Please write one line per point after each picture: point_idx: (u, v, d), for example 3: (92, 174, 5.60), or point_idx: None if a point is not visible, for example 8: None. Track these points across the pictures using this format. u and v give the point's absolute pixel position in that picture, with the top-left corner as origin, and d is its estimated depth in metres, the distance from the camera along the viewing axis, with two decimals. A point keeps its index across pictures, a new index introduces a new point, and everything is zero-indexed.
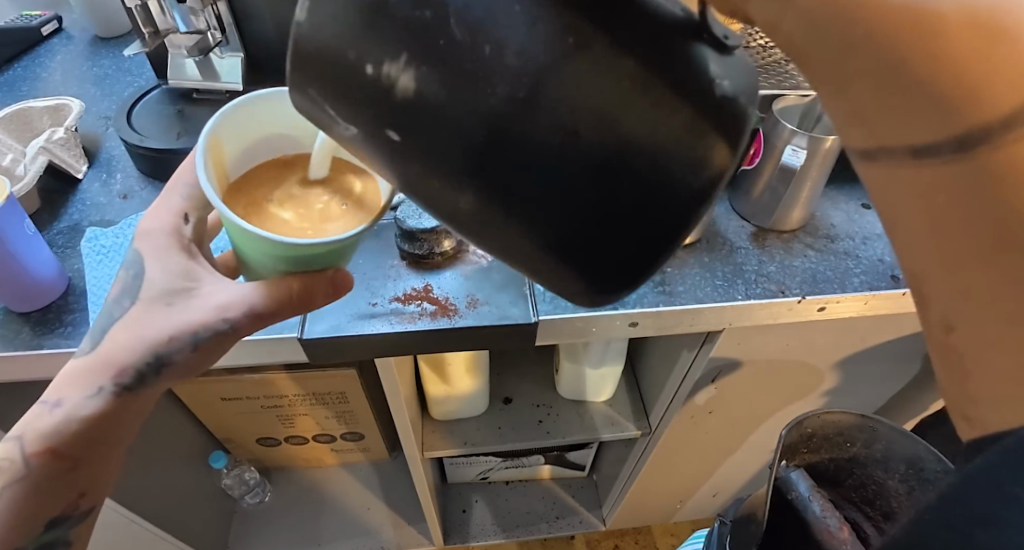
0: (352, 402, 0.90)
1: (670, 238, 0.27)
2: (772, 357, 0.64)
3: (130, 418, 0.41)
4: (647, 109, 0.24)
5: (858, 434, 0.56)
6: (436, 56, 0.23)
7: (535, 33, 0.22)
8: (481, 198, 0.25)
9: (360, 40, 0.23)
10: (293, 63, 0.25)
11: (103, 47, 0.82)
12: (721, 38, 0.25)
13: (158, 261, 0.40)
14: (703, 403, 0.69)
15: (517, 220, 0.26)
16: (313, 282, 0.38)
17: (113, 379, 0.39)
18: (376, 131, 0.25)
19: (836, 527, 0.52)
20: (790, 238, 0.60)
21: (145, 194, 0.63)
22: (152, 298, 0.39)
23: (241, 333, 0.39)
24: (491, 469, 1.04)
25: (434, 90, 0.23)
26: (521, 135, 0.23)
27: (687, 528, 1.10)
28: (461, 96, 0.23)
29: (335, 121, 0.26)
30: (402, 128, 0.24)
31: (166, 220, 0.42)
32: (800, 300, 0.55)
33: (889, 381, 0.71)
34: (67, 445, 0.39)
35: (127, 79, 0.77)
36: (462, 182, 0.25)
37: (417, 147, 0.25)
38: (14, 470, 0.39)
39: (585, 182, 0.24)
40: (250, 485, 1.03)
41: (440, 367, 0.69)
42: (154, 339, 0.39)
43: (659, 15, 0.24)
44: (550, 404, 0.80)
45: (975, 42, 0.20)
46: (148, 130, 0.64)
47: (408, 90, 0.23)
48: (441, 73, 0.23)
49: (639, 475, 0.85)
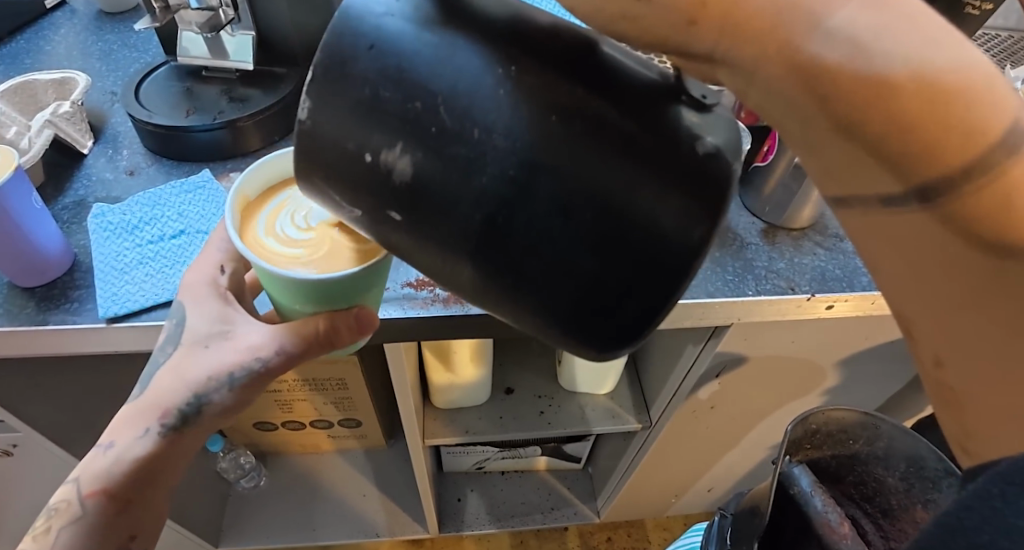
0: (351, 389, 0.89)
1: (671, 271, 0.26)
2: (776, 353, 0.64)
3: (171, 462, 0.46)
4: (627, 159, 0.25)
5: (861, 431, 0.56)
6: (428, 141, 0.26)
7: (518, 114, 0.25)
8: (483, 264, 0.27)
9: (356, 131, 0.26)
10: (299, 158, 0.28)
11: (108, 22, 0.80)
12: (698, 99, 0.27)
13: (197, 309, 0.45)
14: (705, 397, 0.70)
15: (518, 266, 0.27)
16: (339, 317, 0.40)
17: (158, 420, 0.44)
18: (382, 213, 0.28)
19: (838, 522, 0.53)
20: (800, 236, 0.60)
21: (152, 171, 0.63)
22: (193, 343, 0.44)
23: (271, 373, 0.43)
24: (487, 459, 1.05)
25: (428, 169, 0.26)
26: (513, 206, 0.26)
27: (680, 523, 1.11)
28: (456, 171, 0.26)
29: (341, 206, 0.30)
30: (401, 210, 0.27)
31: (208, 269, 0.46)
32: (810, 297, 0.55)
33: (888, 381, 0.71)
34: (118, 487, 0.45)
35: (133, 54, 0.76)
36: (465, 250, 0.27)
37: (419, 222, 0.27)
38: (71, 511, 0.45)
39: (583, 215, 0.26)
40: (246, 469, 1.03)
41: (445, 354, 0.69)
42: (195, 379, 0.44)
43: (629, 85, 0.26)
44: (552, 395, 0.80)
45: (926, 104, 0.20)
46: (157, 107, 0.64)
47: (405, 172, 0.26)
48: (436, 153, 0.26)
49: (636, 468, 0.86)
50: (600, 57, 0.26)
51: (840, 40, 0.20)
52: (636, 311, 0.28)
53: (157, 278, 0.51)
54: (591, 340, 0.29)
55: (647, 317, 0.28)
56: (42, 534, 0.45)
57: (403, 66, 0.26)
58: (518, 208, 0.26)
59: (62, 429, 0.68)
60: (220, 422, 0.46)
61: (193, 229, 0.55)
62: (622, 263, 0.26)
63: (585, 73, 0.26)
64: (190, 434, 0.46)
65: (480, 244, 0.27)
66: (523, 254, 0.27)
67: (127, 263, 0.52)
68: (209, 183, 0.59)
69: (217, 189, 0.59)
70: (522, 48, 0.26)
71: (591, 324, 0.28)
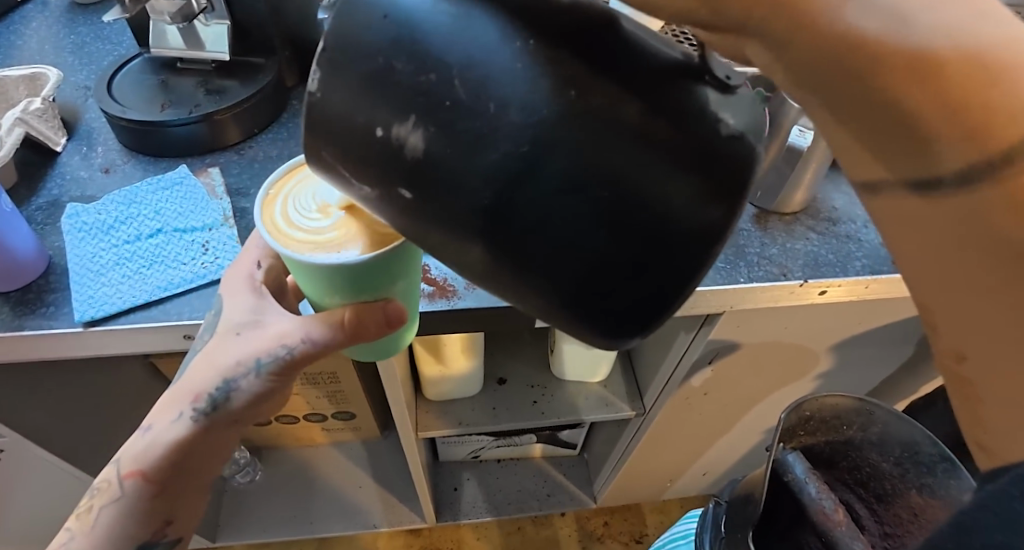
0: (344, 382, 0.89)
1: (683, 251, 0.26)
2: (769, 340, 0.63)
3: (203, 448, 0.48)
4: (645, 136, 0.24)
5: (855, 417, 0.56)
6: (441, 116, 0.24)
7: (537, 89, 0.23)
8: (495, 248, 0.26)
9: (366, 105, 0.24)
10: (306, 131, 0.26)
11: (80, 13, 0.78)
12: (722, 80, 0.25)
13: (233, 300, 0.46)
14: (698, 384, 0.69)
15: (529, 249, 0.25)
16: (366, 311, 0.40)
17: (191, 405, 0.45)
18: (391, 191, 0.26)
19: (832, 509, 0.53)
20: (792, 221, 0.59)
21: (128, 168, 0.61)
22: (226, 331, 0.46)
23: (297, 363, 0.44)
24: (483, 448, 1.04)
25: (440, 146, 0.24)
26: (526, 185, 0.24)
27: (675, 506, 1.12)
28: (468, 148, 0.24)
29: (350, 182, 0.27)
30: (412, 187, 0.25)
31: (250, 263, 0.48)
32: (802, 283, 0.55)
33: (881, 364, 0.71)
34: (155, 470, 0.47)
35: (106, 47, 0.73)
36: (476, 232, 0.25)
37: (427, 202, 0.25)
38: (117, 485, 0.48)
39: (596, 194, 0.24)
40: (241, 465, 0.99)
41: (435, 348, 0.68)
42: (225, 366, 0.45)
43: (653, 60, 0.25)
44: (545, 385, 0.80)
45: (972, 80, 0.19)
46: (131, 102, 0.62)
47: (417, 148, 0.24)
48: (450, 127, 0.24)
49: (632, 455, 0.86)
50: (624, 31, 0.25)
51: (859, 10, 0.20)
52: (647, 293, 0.27)
53: (133, 279, 0.50)
54: (600, 326, 0.28)
55: (661, 298, 0.27)
56: (88, 508, 0.48)
57: (419, 36, 0.24)
58: (527, 190, 0.24)
59: (48, 432, 0.67)
60: (250, 413, 0.48)
61: (171, 228, 0.53)
62: (632, 242, 0.25)
63: (601, 44, 0.24)
64: (221, 423, 0.47)
65: (491, 225, 0.25)
66: (531, 236, 0.25)
67: (104, 265, 0.50)
68: (186, 179, 0.57)
69: (195, 185, 0.57)
70: (544, 20, 0.24)
71: (600, 307, 0.27)
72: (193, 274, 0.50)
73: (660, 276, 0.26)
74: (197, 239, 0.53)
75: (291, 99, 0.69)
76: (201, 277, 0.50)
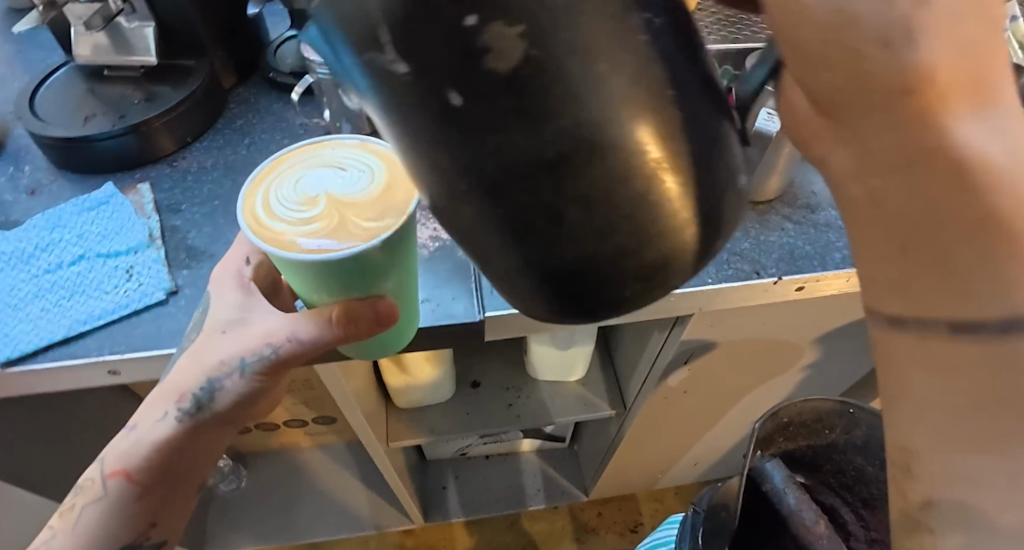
0: (318, 389, 0.86)
1: (669, 276, 0.23)
2: (747, 337, 0.59)
3: (193, 445, 0.47)
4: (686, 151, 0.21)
5: (837, 419, 0.52)
6: (531, 41, 0.18)
7: (628, 46, 0.19)
8: (487, 209, 0.20)
9: None
10: None
11: (9, 19, 0.73)
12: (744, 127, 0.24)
13: (220, 296, 0.43)
14: (676, 383, 0.66)
15: (526, 236, 0.20)
16: (354, 308, 0.38)
17: (176, 406, 0.44)
18: (427, 85, 0.18)
19: (813, 521, 0.49)
20: (767, 210, 0.55)
21: (56, 187, 0.57)
22: (212, 328, 0.43)
23: (283, 362, 0.41)
24: (469, 445, 1.02)
25: (500, 73, 0.18)
26: (571, 164, 0.19)
27: (670, 494, 1.09)
28: (536, 97, 0.18)
29: (365, 47, 0.19)
30: (468, 90, 0.18)
31: (238, 257, 0.45)
32: (777, 281, 0.50)
33: (870, 353, 0.67)
34: (142, 468, 0.46)
35: (36, 54, 0.69)
36: (477, 189, 0.20)
37: (471, 119, 0.18)
38: (101, 484, 0.47)
39: (624, 197, 0.20)
40: (225, 473, 0.99)
41: (397, 358, 0.65)
42: (208, 365, 0.43)
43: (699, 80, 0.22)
44: (520, 387, 0.77)
45: None
46: (54, 115, 0.58)
47: (490, 54, 0.18)
48: (532, 62, 0.18)
49: (616, 452, 0.83)
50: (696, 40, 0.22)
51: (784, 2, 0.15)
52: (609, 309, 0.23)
53: (52, 313, 0.47)
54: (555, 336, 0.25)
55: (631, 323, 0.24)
56: (70, 507, 0.47)
57: None
58: (562, 175, 0.19)
59: None
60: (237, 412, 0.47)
61: (94, 254, 0.50)
62: (612, 255, 0.21)
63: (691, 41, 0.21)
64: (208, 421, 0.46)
65: (497, 197, 0.20)
66: (523, 220, 0.20)
67: (22, 298, 0.47)
68: (113, 197, 0.54)
69: (122, 204, 0.53)
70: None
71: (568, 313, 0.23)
72: (114, 304, 0.47)
73: (658, 279, 0.22)
74: (121, 264, 0.49)
75: (229, 100, 0.64)
76: (123, 307, 0.47)
